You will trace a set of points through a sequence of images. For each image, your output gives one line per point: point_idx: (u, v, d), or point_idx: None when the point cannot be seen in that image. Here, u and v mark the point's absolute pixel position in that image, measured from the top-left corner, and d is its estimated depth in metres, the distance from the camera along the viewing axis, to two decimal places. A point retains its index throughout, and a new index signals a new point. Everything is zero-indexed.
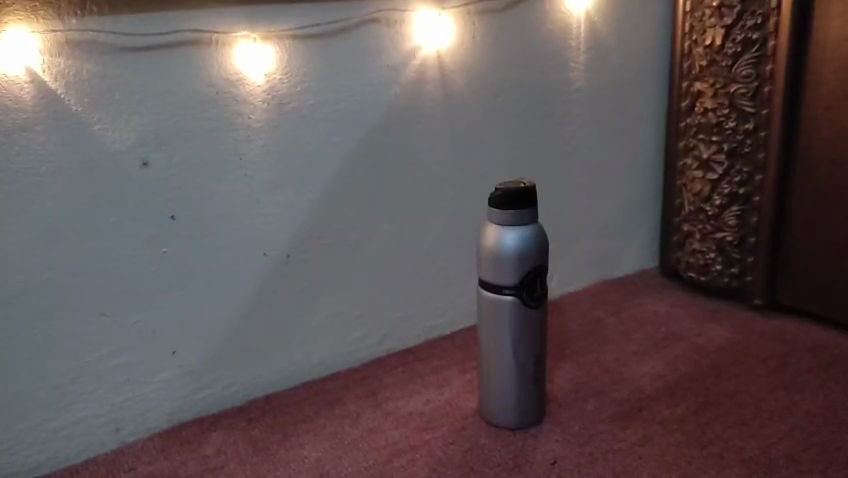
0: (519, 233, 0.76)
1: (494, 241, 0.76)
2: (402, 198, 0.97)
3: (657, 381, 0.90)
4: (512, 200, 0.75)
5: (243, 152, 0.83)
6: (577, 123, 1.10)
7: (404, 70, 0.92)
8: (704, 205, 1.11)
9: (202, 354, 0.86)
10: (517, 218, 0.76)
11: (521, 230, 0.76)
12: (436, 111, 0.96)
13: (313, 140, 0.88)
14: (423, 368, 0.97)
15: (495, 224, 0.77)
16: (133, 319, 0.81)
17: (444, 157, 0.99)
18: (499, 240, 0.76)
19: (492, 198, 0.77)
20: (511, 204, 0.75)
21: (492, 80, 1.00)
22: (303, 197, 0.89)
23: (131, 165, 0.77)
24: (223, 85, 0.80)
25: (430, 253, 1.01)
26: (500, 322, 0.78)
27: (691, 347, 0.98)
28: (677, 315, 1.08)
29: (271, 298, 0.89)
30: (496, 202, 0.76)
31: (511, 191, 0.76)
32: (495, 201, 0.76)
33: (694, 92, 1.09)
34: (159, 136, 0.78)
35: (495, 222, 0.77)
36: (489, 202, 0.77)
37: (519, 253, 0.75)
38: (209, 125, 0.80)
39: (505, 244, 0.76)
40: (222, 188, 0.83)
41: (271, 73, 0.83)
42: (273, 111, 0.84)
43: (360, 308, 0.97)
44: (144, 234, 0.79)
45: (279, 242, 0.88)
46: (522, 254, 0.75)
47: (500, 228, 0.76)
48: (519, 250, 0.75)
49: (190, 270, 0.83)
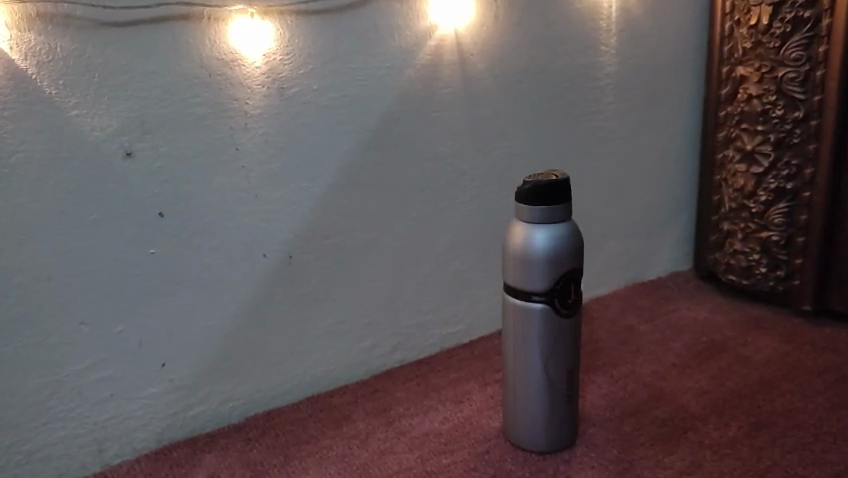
0: (551, 232, 0.67)
1: (522, 240, 0.67)
2: (416, 194, 0.88)
3: (701, 398, 0.80)
4: (544, 194, 0.66)
5: (239, 142, 0.75)
6: (607, 111, 1.00)
7: (418, 51, 0.83)
8: (747, 201, 1.01)
9: (195, 367, 0.78)
10: (549, 214, 0.67)
11: (554, 228, 0.67)
12: (454, 98, 0.87)
13: (317, 129, 0.79)
14: (440, 382, 0.88)
15: (524, 221, 0.68)
16: (116, 328, 0.73)
17: (462, 149, 0.90)
18: (529, 239, 0.67)
19: (521, 192, 0.68)
20: (543, 199, 0.66)
21: (515, 64, 0.91)
22: (307, 191, 0.80)
23: (113, 156, 0.68)
24: (216, 66, 0.72)
25: (446, 255, 0.92)
26: (528, 333, 0.69)
27: (736, 359, 0.88)
28: (718, 322, 0.98)
29: (271, 304, 0.81)
30: (525, 197, 0.67)
31: (544, 184, 0.66)
32: (524, 195, 0.67)
33: (736, 77, 0.99)
34: (145, 123, 0.69)
35: (523, 219, 0.68)
36: (517, 197, 0.68)
37: (552, 254, 0.66)
38: (201, 112, 0.72)
39: (535, 244, 0.67)
40: (216, 182, 0.74)
41: (271, 53, 0.74)
42: (273, 96, 0.75)
43: (369, 315, 0.88)
44: (128, 234, 0.71)
45: (279, 243, 0.80)
46: (555, 255, 0.66)
47: (530, 225, 0.67)
48: (552, 250, 0.66)
49: (181, 273, 0.75)
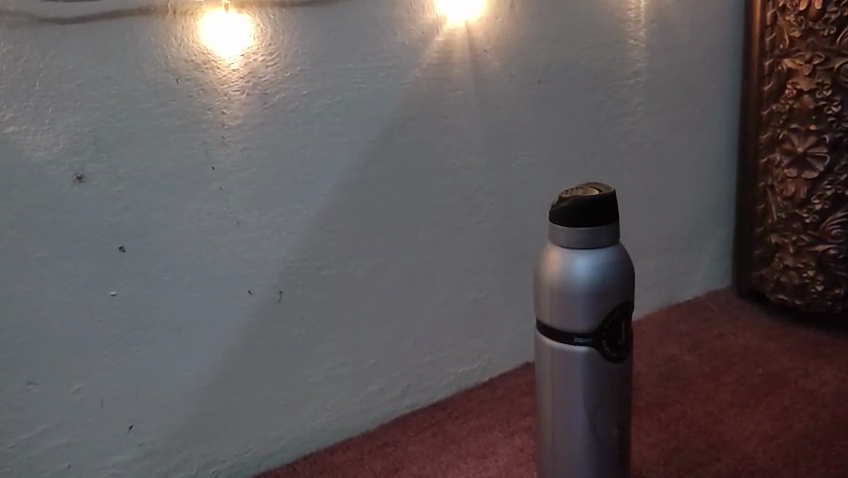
0: (595, 259, 0.54)
1: (559, 270, 0.55)
2: (425, 214, 0.76)
3: (769, 446, 0.68)
4: (587, 214, 0.54)
5: (216, 160, 0.62)
6: (637, 113, 0.89)
7: (424, 47, 0.72)
8: (798, 210, 0.89)
9: (169, 428, 0.66)
10: (593, 238, 0.54)
11: (599, 254, 0.55)
12: (465, 101, 0.76)
13: (309, 142, 0.67)
14: (459, 431, 0.76)
15: (562, 246, 0.55)
16: (71, 387, 0.60)
17: (476, 160, 0.78)
18: (569, 268, 0.55)
19: (556, 211, 0.56)
20: (584, 221, 0.54)
21: (534, 61, 0.79)
22: (298, 215, 0.68)
23: (60, 181, 0.56)
24: (185, 69, 0.60)
25: (461, 282, 0.80)
26: (569, 382, 0.57)
27: (800, 394, 0.76)
28: (772, 350, 0.86)
29: (258, 349, 0.69)
30: (561, 217, 0.55)
31: (585, 200, 0.54)
32: (560, 215, 0.55)
33: (782, 71, 0.87)
34: (99, 140, 0.57)
35: (561, 244, 0.56)
36: (552, 217, 0.56)
37: (597, 288, 0.54)
38: (168, 124, 0.60)
39: (577, 275, 0.54)
40: (189, 207, 0.62)
41: (250, 52, 0.62)
42: (254, 103, 0.63)
43: (374, 355, 0.76)
44: (83, 274, 0.59)
45: (267, 277, 0.68)
46: (599, 287, 0.54)
47: (569, 252, 0.55)
48: (597, 282, 0.54)
49: (149, 318, 0.62)
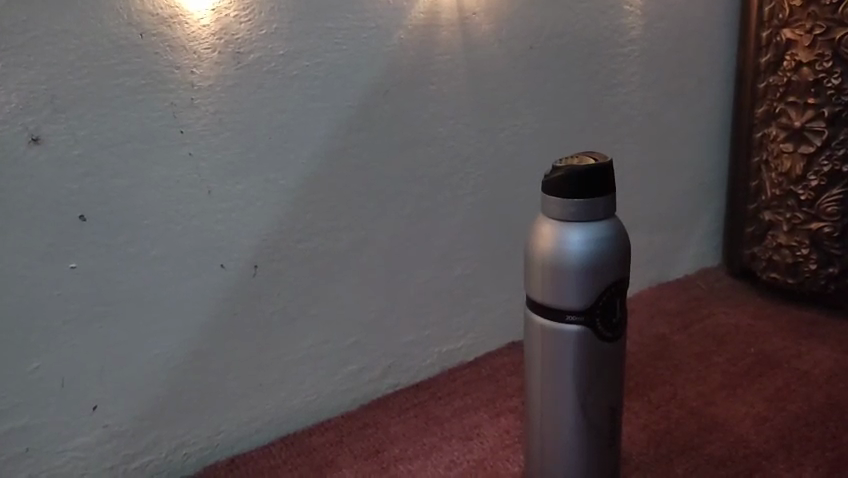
0: (590, 233, 0.51)
1: (552, 244, 0.52)
2: (409, 186, 0.72)
3: (762, 428, 0.66)
4: (582, 184, 0.51)
5: (185, 123, 0.58)
6: (631, 83, 0.85)
7: (409, 8, 0.67)
8: (793, 187, 0.87)
9: (136, 409, 0.62)
10: (589, 210, 0.51)
11: (594, 228, 0.51)
12: (453, 67, 0.72)
13: (286, 106, 0.63)
14: (442, 412, 0.73)
15: (555, 219, 0.52)
16: (30, 365, 0.56)
17: (464, 129, 0.74)
18: (562, 243, 0.51)
19: (549, 182, 0.52)
20: (580, 191, 0.51)
21: (525, 26, 0.75)
22: (274, 185, 0.64)
23: (13, 143, 0.52)
24: (150, 23, 0.55)
25: (447, 258, 0.77)
26: (560, 362, 0.54)
27: (793, 375, 0.74)
28: (763, 330, 0.84)
29: (232, 326, 0.65)
30: (555, 188, 0.52)
31: (580, 170, 0.51)
32: (554, 186, 0.52)
33: (781, 41, 0.84)
34: (57, 98, 0.53)
35: (554, 217, 0.52)
36: (545, 188, 0.52)
37: (592, 263, 0.51)
38: (132, 84, 0.55)
39: (570, 250, 0.51)
40: (156, 174, 0.58)
41: (222, 7, 0.58)
42: (226, 63, 0.59)
43: (355, 334, 0.73)
44: (40, 245, 0.55)
45: (241, 250, 0.64)
46: (593, 263, 0.51)
47: (562, 225, 0.52)
48: (591, 257, 0.51)
49: (113, 293, 0.58)
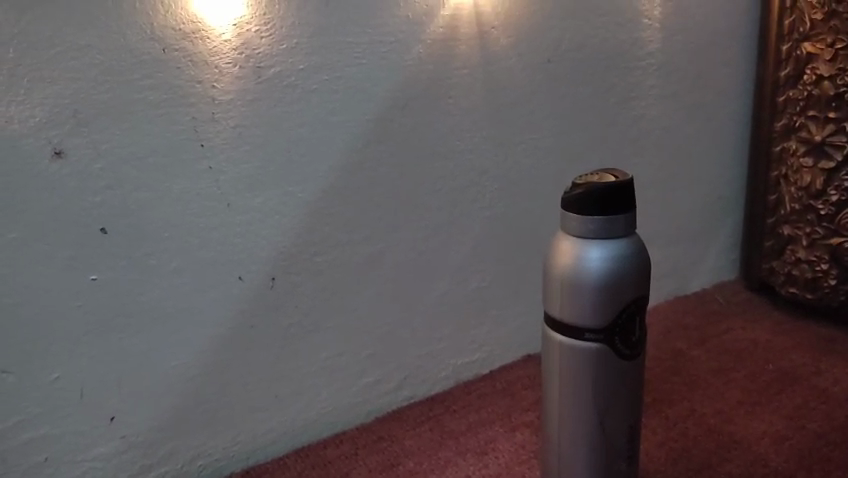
0: (609, 250, 0.51)
1: (571, 261, 0.52)
2: (426, 199, 0.72)
3: (781, 447, 0.65)
4: (601, 202, 0.51)
5: (205, 137, 0.59)
6: (649, 96, 0.85)
7: (428, 22, 0.68)
8: (813, 202, 0.86)
9: (153, 420, 0.62)
10: (609, 227, 0.51)
11: (613, 245, 0.51)
12: (471, 81, 0.72)
13: (305, 120, 0.63)
14: (457, 426, 0.73)
15: (574, 235, 0.52)
16: (50, 376, 0.57)
17: (481, 142, 0.74)
18: (581, 260, 0.51)
19: (568, 199, 0.52)
20: (600, 209, 0.51)
21: (544, 39, 0.75)
22: (292, 198, 0.64)
23: (37, 156, 0.53)
24: (172, 38, 0.56)
25: (463, 270, 0.77)
26: (579, 380, 0.54)
27: (813, 393, 0.74)
28: (782, 345, 0.83)
29: (248, 338, 0.65)
30: (574, 205, 0.52)
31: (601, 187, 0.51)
32: (572, 203, 0.52)
33: (801, 55, 0.84)
34: (80, 113, 0.53)
35: (573, 233, 0.52)
36: (564, 205, 0.52)
37: (611, 279, 0.51)
38: (154, 98, 0.56)
39: (590, 266, 0.51)
40: (176, 188, 0.58)
41: (244, 22, 0.58)
42: (247, 77, 0.59)
43: (370, 346, 0.73)
44: (61, 257, 0.55)
45: (258, 263, 0.64)
46: (613, 280, 0.51)
47: (581, 241, 0.51)
48: (611, 273, 0.51)
49: (132, 305, 0.59)
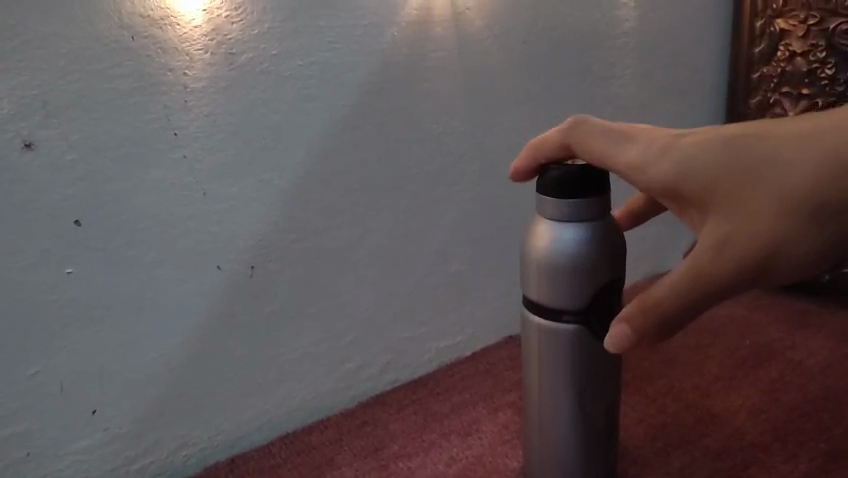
0: (582, 233, 0.51)
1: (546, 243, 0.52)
2: (404, 184, 0.72)
3: (758, 420, 0.67)
4: (577, 184, 0.51)
5: (178, 126, 0.58)
6: (625, 76, 0.85)
7: (403, 5, 0.67)
8: None
9: (135, 411, 0.62)
10: (581, 211, 0.51)
11: (586, 228, 0.51)
12: (447, 62, 0.71)
13: (280, 107, 0.62)
14: (441, 407, 0.73)
15: (550, 217, 0.52)
16: (28, 371, 0.56)
17: (458, 125, 0.74)
18: (556, 243, 0.52)
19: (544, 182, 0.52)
20: (574, 191, 0.51)
21: (519, 20, 0.75)
22: (269, 185, 0.64)
23: (6, 148, 0.52)
24: (141, 25, 0.55)
25: (443, 254, 0.77)
26: (557, 360, 0.54)
27: (789, 365, 0.75)
28: (758, 320, 0.84)
29: (229, 327, 0.65)
30: (551, 189, 0.52)
31: (581, 170, 0.51)
32: (549, 186, 0.52)
33: (775, 32, 0.85)
34: (49, 104, 0.52)
35: (548, 216, 0.52)
36: (540, 188, 0.53)
37: (586, 261, 0.51)
38: (124, 87, 0.55)
39: (564, 250, 0.51)
40: (150, 178, 0.58)
41: (214, 7, 0.57)
42: (219, 64, 0.58)
43: (353, 331, 0.73)
44: (35, 251, 0.54)
45: (237, 251, 0.64)
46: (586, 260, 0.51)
47: (556, 225, 0.52)
48: (585, 255, 0.51)
49: (110, 297, 0.58)
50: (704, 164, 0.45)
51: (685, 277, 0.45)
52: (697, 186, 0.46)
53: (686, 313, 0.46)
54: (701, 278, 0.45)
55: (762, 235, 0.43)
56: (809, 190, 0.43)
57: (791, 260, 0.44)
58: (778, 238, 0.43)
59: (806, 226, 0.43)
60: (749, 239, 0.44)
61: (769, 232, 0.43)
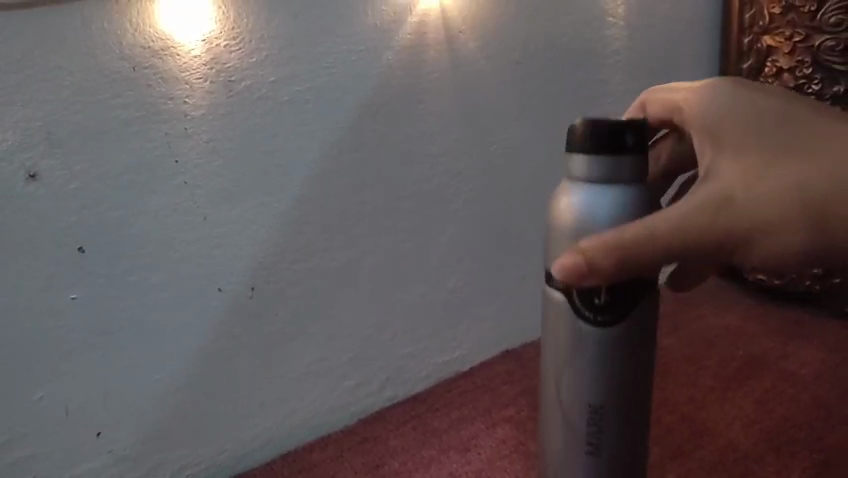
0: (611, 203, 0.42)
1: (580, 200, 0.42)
2: (401, 203, 0.73)
3: (751, 431, 0.68)
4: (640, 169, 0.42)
5: (179, 153, 0.59)
6: (616, 93, 0.87)
7: (397, 30, 0.68)
8: None
9: (138, 433, 0.63)
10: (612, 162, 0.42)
11: (617, 191, 0.42)
12: (442, 84, 0.73)
13: (278, 132, 0.64)
14: (440, 423, 0.74)
15: (577, 175, 0.43)
16: (34, 395, 0.57)
17: (453, 145, 0.75)
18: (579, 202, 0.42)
19: (601, 156, 0.42)
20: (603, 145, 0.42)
21: (512, 41, 0.76)
22: (268, 208, 0.65)
23: (12, 179, 0.53)
24: (142, 56, 0.56)
25: (440, 271, 0.78)
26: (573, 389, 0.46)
27: (782, 376, 0.76)
28: (751, 331, 0.86)
29: (230, 348, 0.66)
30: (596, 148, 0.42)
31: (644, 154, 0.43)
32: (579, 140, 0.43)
33: (761, 48, 0.87)
34: (53, 135, 0.54)
35: (576, 174, 0.43)
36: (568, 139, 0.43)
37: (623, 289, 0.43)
38: (125, 116, 0.56)
39: (587, 207, 0.42)
40: (152, 204, 0.59)
41: (213, 37, 0.59)
42: (218, 92, 0.60)
43: (352, 350, 0.74)
44: (40, 278, 0.56)
45: (237, 274, 0.65)
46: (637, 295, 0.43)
47: (582, 184, 0.43)
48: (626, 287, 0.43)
49: (113, 321, 0.59)
50: (757, 95, 0.43)
51: (652, 218, 0.40)
52: (720, 128, 0.44)
53: (630, 270, 0.40)
54: (683, 207, 0.40)
55: (747, 200, 0.40)
56: (830, 203, 0.38)
57: (773, 244, 0.40)
58: (768, 208, 0.39)
59: (808, 212, 0.39)
60: (744, 190, 0.40)
61: (758, 208, 0.39)
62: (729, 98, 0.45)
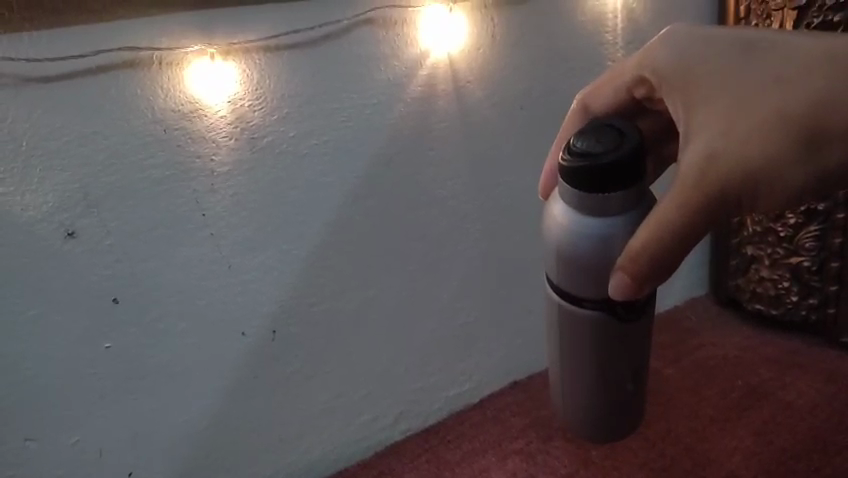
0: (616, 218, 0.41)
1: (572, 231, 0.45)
2: (412, 245, 0.76)
3: (751, 463, 0.71)
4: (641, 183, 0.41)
5: (206, 207, 0.63)
6: None
7: (408, 82, 0.72)
8: (774, 224, 0.93)
9: (167, 472, 0.66)
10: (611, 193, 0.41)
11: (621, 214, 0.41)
12: (450, 131, 0.76)
13: (297, 183, 0.67)
14: (452, 456, 0.77)
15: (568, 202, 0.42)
16: (71, 438, 0.61)
17: (462, 188, 0.79)
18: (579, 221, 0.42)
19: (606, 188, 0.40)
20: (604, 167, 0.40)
21: (516, 89, 0.80)
22: (289, 254, 0.68)
23: (51, 238, 0.57)
24: (172, 119, 0.60)
25: (451, 308, 0.81)
26: (601, 368, 0.48)
27: (780, 407, 0.79)
28: (750, 361, 0.89)
29: (253, 388, 0.69)
30: (586, 172, 0.40)
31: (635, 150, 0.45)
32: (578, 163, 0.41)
33: None
34: (89, 196, 0.57)
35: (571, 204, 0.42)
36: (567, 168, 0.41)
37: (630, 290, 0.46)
38: (157, 175, 0.60)
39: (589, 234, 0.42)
40: (180, 256, 0.62)
41: (237, 98, 0.62)
42: (242, 148, 0.63)
43: (367, 386, 0.77)
44: (76, 329, 0.59)
45: (260, 318, 0.68)
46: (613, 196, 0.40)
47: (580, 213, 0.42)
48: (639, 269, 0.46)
49: (145, 367, 0.63)
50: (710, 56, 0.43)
51: (652, 220, 0.40)
52: (685, 81, 0.43)
53: (659, 264, 0.40)
54: (682, 185, 0.39)
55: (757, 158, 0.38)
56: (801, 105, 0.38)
57: (777, 187, 0.39)
58: (756, 150, 0.38)
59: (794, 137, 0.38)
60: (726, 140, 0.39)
61: (754, 160, 0.38)
62: (682, 53, 0.45)
